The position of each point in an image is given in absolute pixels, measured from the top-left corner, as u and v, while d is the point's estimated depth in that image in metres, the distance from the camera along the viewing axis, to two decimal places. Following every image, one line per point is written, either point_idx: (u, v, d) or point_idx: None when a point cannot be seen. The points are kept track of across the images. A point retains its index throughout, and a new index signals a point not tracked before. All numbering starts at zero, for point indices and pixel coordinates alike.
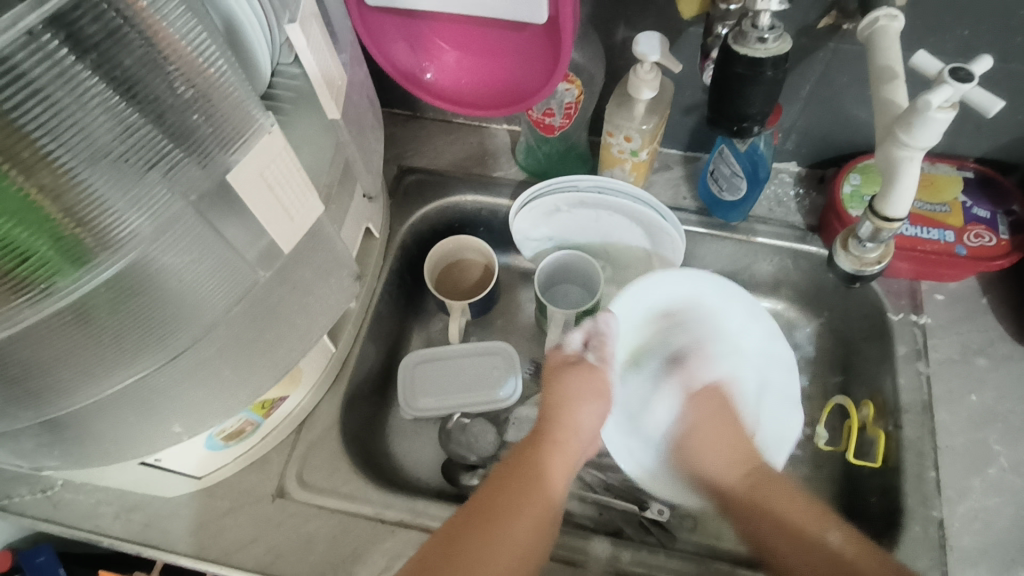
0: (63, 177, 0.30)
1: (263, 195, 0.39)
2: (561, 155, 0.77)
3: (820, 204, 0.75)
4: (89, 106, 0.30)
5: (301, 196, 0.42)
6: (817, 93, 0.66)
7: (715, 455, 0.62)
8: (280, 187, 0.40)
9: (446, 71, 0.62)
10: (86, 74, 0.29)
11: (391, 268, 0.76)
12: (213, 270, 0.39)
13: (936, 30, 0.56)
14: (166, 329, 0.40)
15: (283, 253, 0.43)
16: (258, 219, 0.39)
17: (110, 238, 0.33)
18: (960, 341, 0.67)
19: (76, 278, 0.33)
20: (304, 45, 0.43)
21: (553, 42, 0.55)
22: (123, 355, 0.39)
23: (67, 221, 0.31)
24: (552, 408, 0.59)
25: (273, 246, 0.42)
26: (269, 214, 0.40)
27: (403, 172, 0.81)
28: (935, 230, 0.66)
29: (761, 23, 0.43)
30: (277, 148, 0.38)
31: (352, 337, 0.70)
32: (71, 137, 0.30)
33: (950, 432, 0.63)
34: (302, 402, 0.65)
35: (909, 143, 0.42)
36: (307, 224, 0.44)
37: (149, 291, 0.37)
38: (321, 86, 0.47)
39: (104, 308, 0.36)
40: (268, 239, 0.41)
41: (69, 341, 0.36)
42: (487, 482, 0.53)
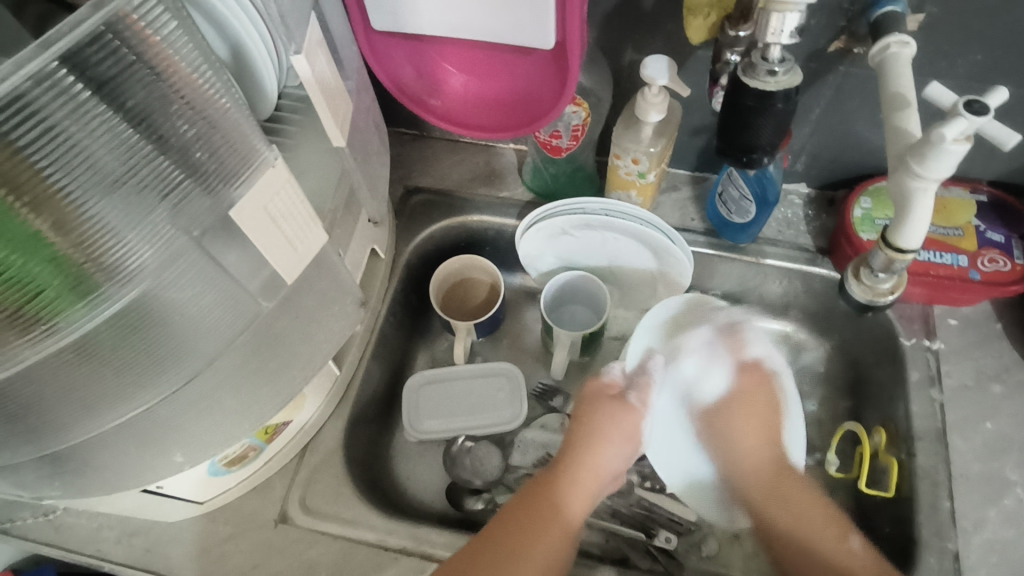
0: (74, 213, 0.30)
1: (266, 227, 0.38)
2: (569, 177, 0.76)
3: (830, 226, 0.74)
4: (99, 135, 0.29)
5: (304, 227, 0.41)
6: (827, 115, 0.65)
7: (743, 438, 0.66)
8: (285, 220, 0.39)
9: (453, 95, 0.62)
10: (99, 107, 0.29)
11: (396, 289, 0.76)
12: (220, 300, 0.39)
13: (949, 55, 0.55)
14: (169, 361, 0.39)
15: (286, 283, 0.43)
16: (260, 249, 0.39)
17: (119, 272, 0.33)
18: (973, 367, 0.66)
19: (82, 314, 0.33)
20: (309, 75, 0.42)
21: (560, 65, 0.55)
22: (128, 388, 0.39)
23: (78, 256, 0.31)
24: (579, 441, 0.61)
25: (276, 278, 0.41)
26: (271, 245, 0.39)
27: (408, 193, 0.80)
28: (948, 254, 0.65)
29: (771, 56, 0.42)
30: (280, 182, 0.38)
31: (356, 360, 0.69)
32: (80, 171, 0.29)
33: (965, 461, 0.62)
34: (306, 426, 0.64)
35: (922, 175, 0.41)
36: (310, 256, 0.43)
37: (155, 325, 0.37)
38: (318, 97, 0.43)
39: (113, 342, 0.35)
40: (270, 270, 0.40)
41: (73, 374, 0.35)
42: (509, 520, 0.55)
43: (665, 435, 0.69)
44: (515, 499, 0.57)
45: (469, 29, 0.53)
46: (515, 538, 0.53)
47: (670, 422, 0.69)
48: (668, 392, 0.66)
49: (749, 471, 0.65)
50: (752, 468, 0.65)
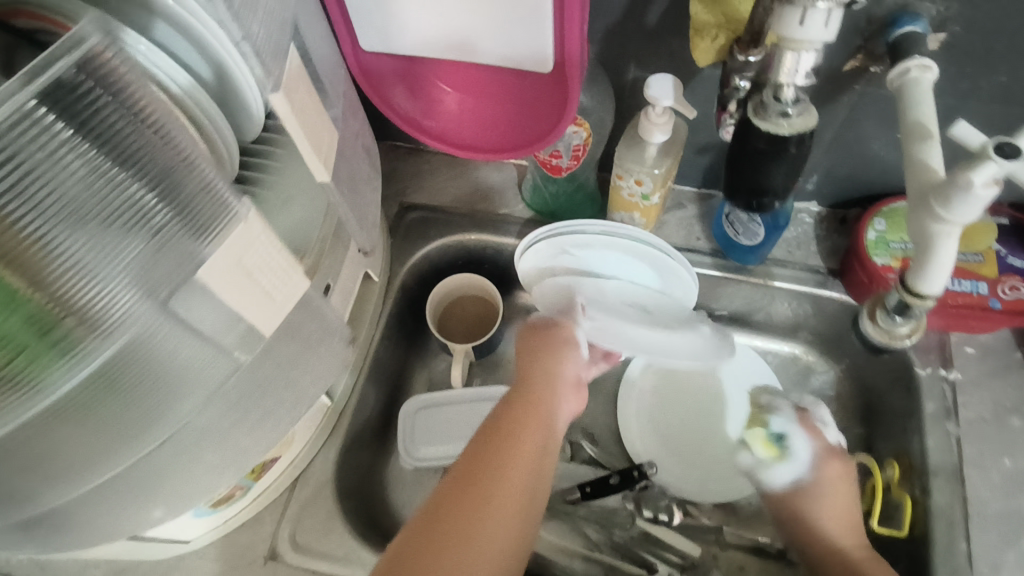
0: (52, 265, 0.27)
1: (240, 282, 0.35)
2: (569, 196, 0.73)
3: (842, 247, 0.71)
4: (76, 176, 0.27)
5: (281, 275, 0.38)
6: (841, 134, 0.62)
7: (827, 507, 0.63)
8: (260, 272, 0.36)
9: (447, 115, 0.58)
10: (78, 146, 0.27)
11: (390, 312, 0.73)
12: (204, 350, 0.37)
13: (973, 75, 0.52)
14: (155, 411, 0.37)
15: (263, 335, 0.39)
16: (233, 306, 0.35)
17: (102, 325, 0.30)
18: (992, 398, 0.63)
19: (64, 374, 0.30)
20: (287, 115, 0.39)
21: (560, 84, 0.52)
22: (107, 444, 0.37)
23: (57, 312, 0.29)
24: (529, 363, 0.61)
25: (254, 330, 0.38)
26: (245, 300, 0.36)
27: (404, 210, 0.78)
28: (967, 281, 0.62)
29: (785, 97, 0.41)
30: (254, 234, 0.34)
31: (349, 388, 0.67)
32: (58, 216, 0.27)
33: (982, 500, 0.59)
34: (296, 459, 0.62)
35: (947, 218, 0.38)
36: (291, 302, 0.40)
37: (142, 373, 0.34)
38: (298, 137, 0.41)
39: (96, 397, 0.33)
40: (245, 324, 0.37)
41: (59, 433, 0.34)
42: (472, 445, 0.54)
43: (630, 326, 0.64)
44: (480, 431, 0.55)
45: (464, 49, 0.50)
46: (485, 468, 0.51)
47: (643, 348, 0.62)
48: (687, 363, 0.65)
49: (830, 540, 0.61)
50: (831, 537, 0.61)
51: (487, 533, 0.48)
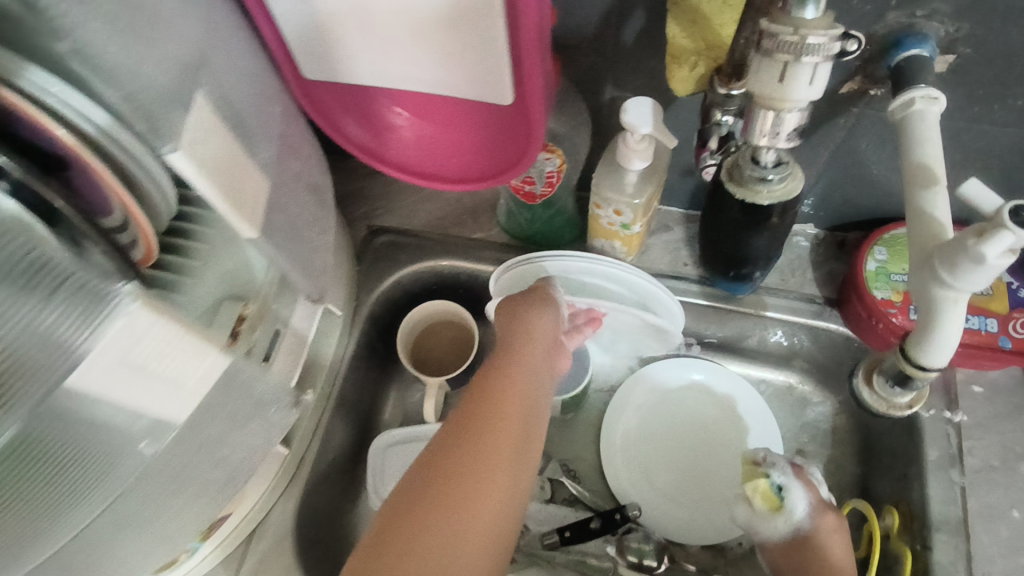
0: None
1: (133, 380, 0.30)
2: (547, 221, 0.67)
3: (840, 273, 0.66)
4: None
5: (192, 360, 0.33)
6: (839, 158, 0.57)
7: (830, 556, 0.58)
8: (160, 363, 0.31)
9: (407, 143, 0.53)
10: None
11: (357, 344, 0.69)
12: (116, 437, 0.32)
13: (985, 100, 0.47)
14: (70, 498, 0.33)
15: (177, 423, 0.34)
16: (128, 403, 0.30)
17: None
18: (1000, 443, 0.58)
19: None
20: (194, 173, 0.33)
21: (522, 117, 0.46)
22: (19, 544, 0.32)
23: None
24: (511, 331, 0.55)
25: (163, 421, 0.33)
26: (144, 395, 0.31)
27: (372, 234, 0.73)
28: (975, 317, 0.57)
29: (764, 161, 0.41)
30: (142, 327, 0.29)
31: (310, 432, 0.63)
32: None
33: (988, 557, 0.55)
34: (251, 512, 0.58)
35: (953, 286, 0.33)
36: (210, 381, 0.35)
37: (59, 449, 0.30)
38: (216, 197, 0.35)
39: (6, 482, 0.29)
40: (152, 417, 0.32)
41: None
42: (446, 429, 0.47)
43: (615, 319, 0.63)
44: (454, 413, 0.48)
45: (415, 78, 0.45)
46: (459, 454, 0.45)
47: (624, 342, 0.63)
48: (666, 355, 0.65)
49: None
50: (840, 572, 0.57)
51: (480, 484, 0.43)
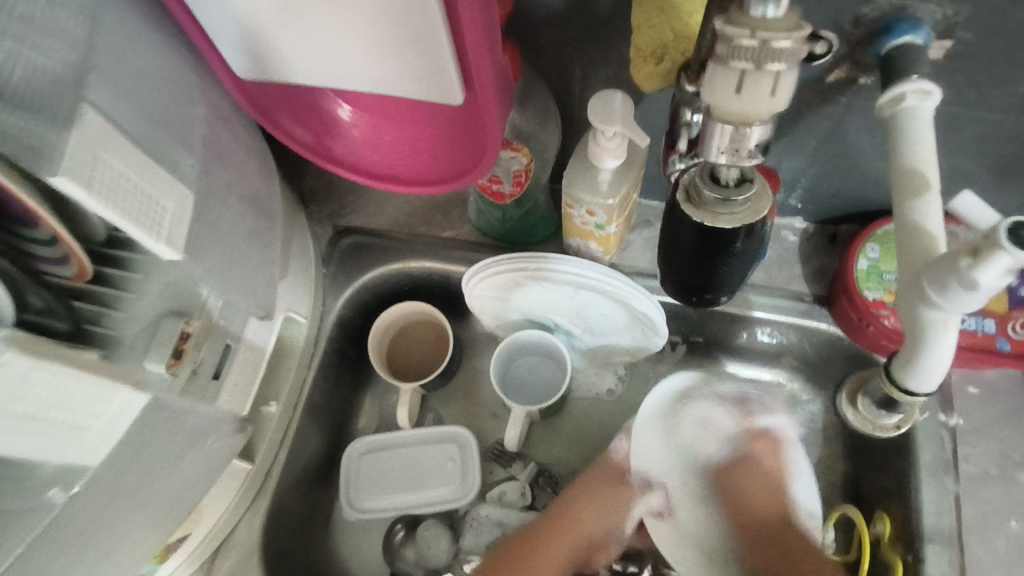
0: None
1: (23, 430, 0.27)
2: (519, 219, 0.63)
3: (830, 268, 0.63)
4: None
5: (95, 404, 0.30)
6: (825, 148, 0.53)
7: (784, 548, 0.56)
8: (53, 410, 0.28)
9: (359, 143, 0.50)
10: None
11: (325, 350, 0.66)
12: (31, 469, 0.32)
13: (983, 85, 0.42)
14: None
15: (90, 464, 0.32)
16: (20, 453, 0.28)
17: None
18: (998, 449, 0.55)
19: None
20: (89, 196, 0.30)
21: (476, 117, 0.43)
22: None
23: None
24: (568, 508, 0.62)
25: (68, 465, 0.31)
26: (41, 445, 0.28)
27: (338, 234, 0.69)
28: (971, 319, 0.53)
29: (729, 176, 0.37)
30: (21, 377, 0.26)
31: (277, 446, 0.60)
32: None
33: (983, 571, 0.52)
34: (213, 531, 0.55)
35: (942, 307, 0.30)
36: (121, 423, 0.32)
37: None
38: (125, 222, 0.32)
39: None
40: (53, 463, 0.30)
41: None
42: None
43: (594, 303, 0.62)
44: None
45: (354, 79, 0.41)
46: None
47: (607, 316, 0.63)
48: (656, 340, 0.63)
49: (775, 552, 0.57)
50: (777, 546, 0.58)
51: None
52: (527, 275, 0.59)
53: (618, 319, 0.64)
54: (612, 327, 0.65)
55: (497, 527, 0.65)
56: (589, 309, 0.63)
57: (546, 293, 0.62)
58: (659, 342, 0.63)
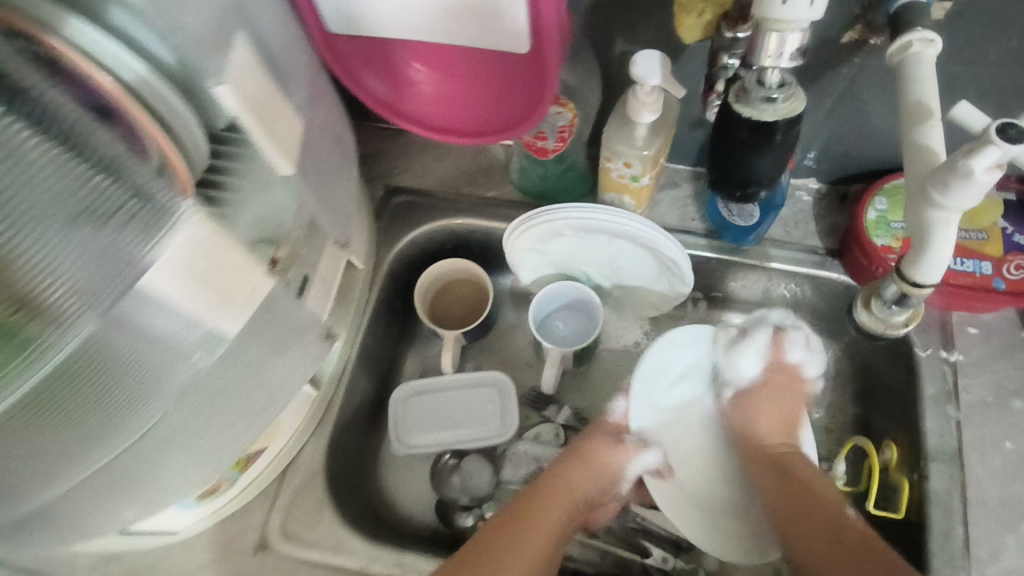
0: (10, 250, 0.28)
1: (195, 290, 0.34)
2: (558, 175, 0.71)
3: (842, 225, 0.69)
4: (35, 166, 0.29)
5: (244, 279, 0.36)
6: (839, 107, 0.59)
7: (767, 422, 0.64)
8: (217, 275, 0.34)
9: (425, 97, 0.56)
10: (25, 132, 0.29)
11: (378, 298, 0.72)
12: (164, 350, 0.36)
13: (979, 43, 0.49)
14: (136, 402, 0.38)
15: (230, 336, 0.38)
16: (190, 311, 0.34)
17: (65, 313, 0.31)
18: (994, 380, 0.62)
19: (33, 365, 0.31)
20: (238, 105, 0.36)
21: (538, 69, 0.49)
22: (71, 450, 0.37)
23: (7, 305, 0.29)
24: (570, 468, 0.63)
25: (215, 332, 0.37)
26: (207, 304, 0.35)
27: (389, 194, 0.75)
28: (970, 261, 0.60)
29: (768, 80, 0.40)
30: (205, 238, 0.33)
31: (336, 379, 0.66)
32: (11, 207, 0.28)
33: (982, 486, 0.58)
34: (284, 449, 0.62)
35: (944, 205, 0.36)
36: (258, 300, 0.39)
37: (109, 368, 0.34)
38: (258, 134, 0.38)
39: (58, 393, 0.33)
40: (208, 327, 0.36)
41: (33, 436, 0.34)
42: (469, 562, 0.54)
43: (625, 250, 0.68)
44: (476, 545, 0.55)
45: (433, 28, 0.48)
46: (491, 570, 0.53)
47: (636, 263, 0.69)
48: (679, 286, 0.69)
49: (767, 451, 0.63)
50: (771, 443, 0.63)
51: None
52: (569, 221, 0.66)
53: (644, 268, 0.70)
54: (639, 277, 0.71)
55: (534, 462, 0.72)
56: (618, 258, 0.69)
57: (582, 241, 0.68)
58: (684, 289, 0.69)
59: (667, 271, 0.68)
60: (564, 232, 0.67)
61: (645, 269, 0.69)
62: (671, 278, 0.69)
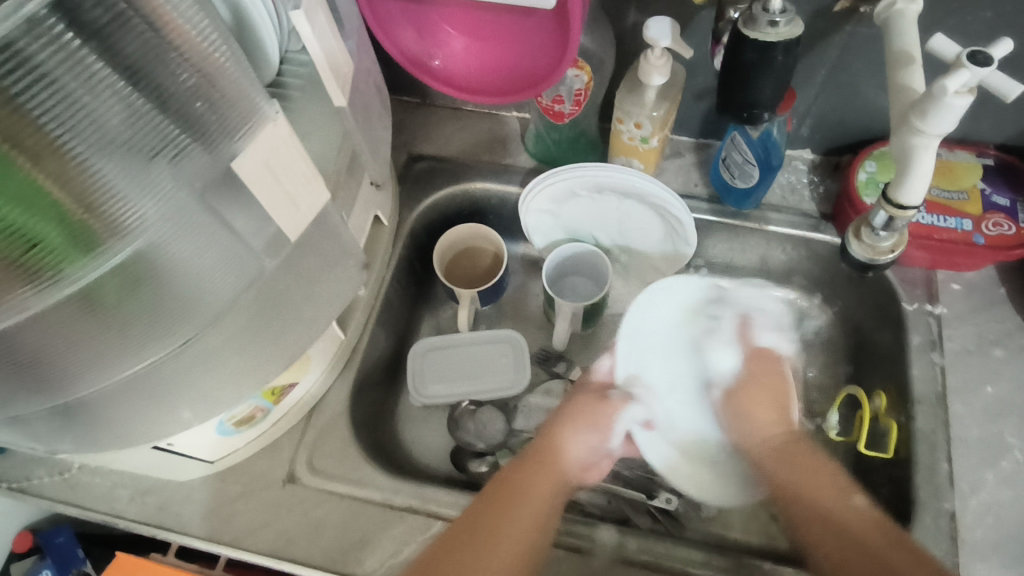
0: (72, 163, 0.30)
1: (269, 184, 0.38)
2: (571, 142, 0.77)
3: (834, 192, 0.73)
4: (95, 89, 0.30)
5: (307, 185, 0.42)
6: (832, 78, 0.65)
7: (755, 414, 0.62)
8: (286, 176, 0.39)
9: (454, 57, 0.61)
10: (92, 59, 0.29)
11: (400, 255, 0.76)
12: (215, 260, 0.39)
13: (957, 12, 0.54)
14: (177, 315, 0.40)
15: (290, 241, 0.43)
16: (263, 207, 0.39)
17: (119, 226, 0.33)
18: (976, 331, 0.66)
19: (86, 267, 0.33)
20: (309, 32, 0.42)
21: (562, 28, 0.54)
22: (120, 352, 0.39)
23: (76, 208, 0.31)
24: (554, 431, 0.62)
25: (280, 235, 0.42)
26: (275, 203, 0.40)
27: (412, 160, 0.80)
28: (952, 218, 0.65)
29: (772, 7, 0.45)
30: (281, 138, 0.38)
31: (362, 325, 0.71)
32: (77, 122, 0.30)
33: (964, 424, 0.62)
34: (313, 388, 0.66)
35: (925, 131, 0.41)
36: (314, 209, 0.44)
37: (154, 280, 0.37)
38: (326, 72, 0.45)
39: (115, 295, 0.36)
40: (275, 228, 0.41)
41: (79, 329, 0.36)
42: (475, 508, 0.54)
43: (634, 211, 0.73)
44: (483, 494, 0.55)
45: None
46: (486, 526, 0.52)
47: (642, 224, 0.74)
48: (683, 249, 0.73)
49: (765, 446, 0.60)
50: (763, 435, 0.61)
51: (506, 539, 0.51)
52: (582, 178, 0.71)
53: (651, 232, 0.75)
54: (645, 241, 0.76)
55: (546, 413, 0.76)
56: (626, 220, 0.75)
57: (593, 201, 0.74)
58: (689, 251, 0.73)
59: (671, 233, 0.73)
60: (577, 189, 0.73)
61: (651, 231, 0.75)
62: (675, 241, 0.74)
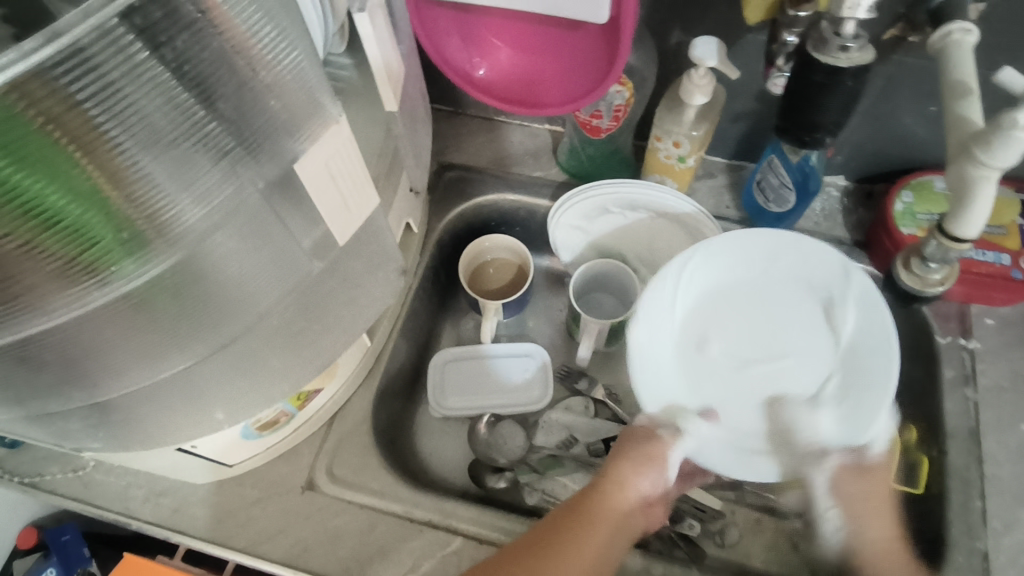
0: (127, 169, 0.29)
1: (326, 185, 0.38)
2: (605, 158, 0.76)
3: (867, 220, 0.73)
4: (158, 99, 0.28)
5: (359, 188, 0.41)
6: (874, 106, 0.64)
7: None
8: (343, 178, 0.39)
9: (498, 68, 0.61)
10: (158, 67, 0.27)
11: (426, 264, 0.75)
12: (263, 262, 0.38)
13: (1008, 49, 0.54)
14: (221, 316, 0.39)
15: (337, 244, 0.43)
16: (319, 209, 0.39)
17: (169, 231, 0.32)
18: (1010, 367, 0.65)
19: (134, 269, 0.32)
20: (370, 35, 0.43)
21: (610, 43, 0.54)
22: (161, 353, 0.38)
23: (129, 212, 0.30)
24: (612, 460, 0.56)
25: (328, 237, 0.41)
26: (328, 204, 0.39)
27: (442, 169, 0.80)
28: (991, 253, 0.65)
29: (845, 31, 0.44)
30: (343, 140, 0.38)
31: (387, 332, 0.70)
32: (138, 129, 0.28)
33: (997, 462, 0.61)
34: (335, 395, 0.65)
35: (989, 164, 0.40)
36: (362, 214, 0.43)
37: (197, 285, 0.36)
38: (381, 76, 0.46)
39: (159, 301, 0.35)
40: (323, 230, 0.40)
41: (119, 331, 0.35)
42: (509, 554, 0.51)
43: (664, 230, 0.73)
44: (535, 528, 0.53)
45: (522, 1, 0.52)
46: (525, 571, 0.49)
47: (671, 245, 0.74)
48: None
49: None
50: None
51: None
52: (617, 195, 0.71)
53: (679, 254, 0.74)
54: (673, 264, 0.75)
55: (566, 430, 0.73)
56: (656, 240, 0.74)
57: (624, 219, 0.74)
58: None
59: None
60: (609, 206, 0.73)
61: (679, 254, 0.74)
62: None
